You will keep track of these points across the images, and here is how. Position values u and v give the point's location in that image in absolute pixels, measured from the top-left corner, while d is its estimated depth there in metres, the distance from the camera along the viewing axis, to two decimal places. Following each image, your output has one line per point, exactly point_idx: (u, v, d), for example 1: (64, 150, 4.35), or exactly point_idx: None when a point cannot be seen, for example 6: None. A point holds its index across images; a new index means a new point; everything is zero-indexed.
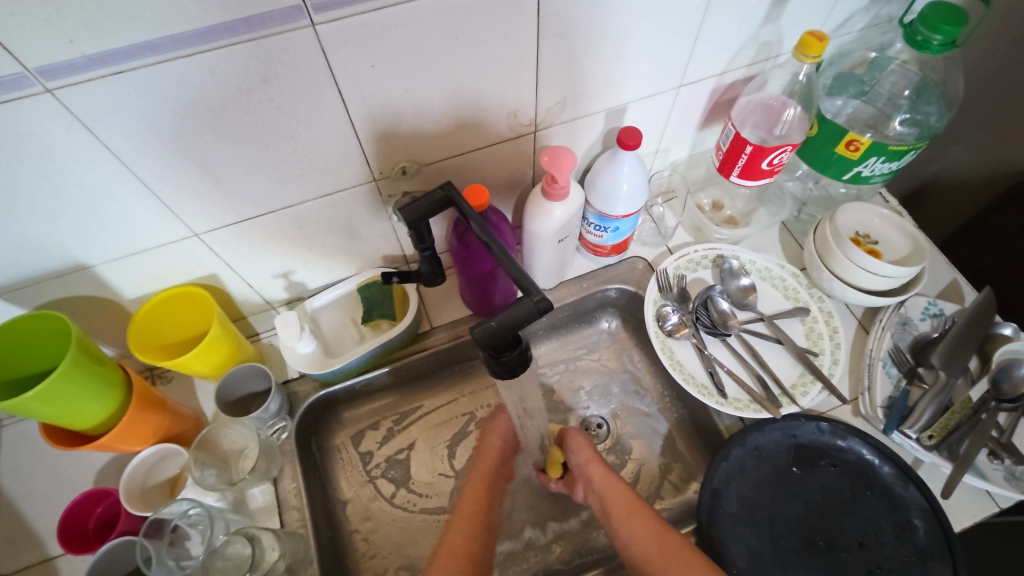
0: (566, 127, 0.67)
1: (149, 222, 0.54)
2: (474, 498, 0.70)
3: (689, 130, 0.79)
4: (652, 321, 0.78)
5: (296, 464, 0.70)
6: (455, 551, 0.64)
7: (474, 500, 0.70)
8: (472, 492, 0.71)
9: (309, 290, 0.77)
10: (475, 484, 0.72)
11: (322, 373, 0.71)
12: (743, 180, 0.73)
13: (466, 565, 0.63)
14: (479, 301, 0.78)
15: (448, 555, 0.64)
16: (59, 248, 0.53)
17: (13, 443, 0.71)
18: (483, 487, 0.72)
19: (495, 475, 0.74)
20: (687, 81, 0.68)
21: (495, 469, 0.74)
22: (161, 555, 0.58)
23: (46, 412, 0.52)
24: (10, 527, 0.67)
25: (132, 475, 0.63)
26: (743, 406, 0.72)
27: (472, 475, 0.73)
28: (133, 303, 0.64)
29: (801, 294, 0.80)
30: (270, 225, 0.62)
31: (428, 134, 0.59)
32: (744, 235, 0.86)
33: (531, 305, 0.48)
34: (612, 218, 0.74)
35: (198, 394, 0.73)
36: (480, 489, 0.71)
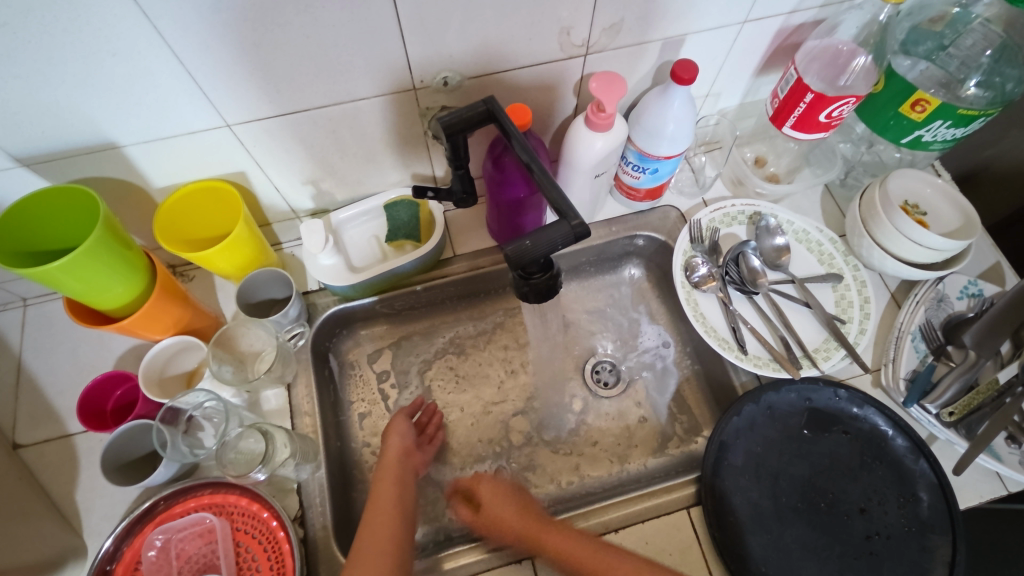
0: (619, 54, 0.63)
1: (180, 105, 0.53)
2: (388, 476, 0.63)
3: (743, 75, 0.75)
4: (680, 270, 0.76)
5: (310, 373, 0.71)
6: (382, 545, 0.55)
7: (389, 500, 0.61)
8: (387, 489, 0.62)
9: (335, 204, 0.76)
10: (385, 480, 0.63)
11: (343, 285, 0.71)
12: (796, 132, 0.69)
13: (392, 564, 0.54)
14: (504, 232, 0.76)
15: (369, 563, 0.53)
16: (90, 121, 0.52)
17: (37, 322, 0.73)
18: (396, 483, 0.63)
19: (403, 470, 0.65)
20: (753, 16, 0.64)
21: (402, 463, 0.66)
22: (176, 440, 0.61)
23: (71, 286, 0.52)
24: (31, 401, 0.69)
25: (150, 363, 0.64)
26: (762, 364, 0.71)
27: (381, 476, 0.64)
28: (160, 194, 0.63)
29: (836, 261, 0.77)
30: (300, 125, 0.60)
31: (474, 42, 0.56)
32: (786, 193, 0.83)
33: (567, 229, 0.47)
34: (652, 158, 0.71)
35: (219, 294, 0.73)
36: (393, 483, 0.63)
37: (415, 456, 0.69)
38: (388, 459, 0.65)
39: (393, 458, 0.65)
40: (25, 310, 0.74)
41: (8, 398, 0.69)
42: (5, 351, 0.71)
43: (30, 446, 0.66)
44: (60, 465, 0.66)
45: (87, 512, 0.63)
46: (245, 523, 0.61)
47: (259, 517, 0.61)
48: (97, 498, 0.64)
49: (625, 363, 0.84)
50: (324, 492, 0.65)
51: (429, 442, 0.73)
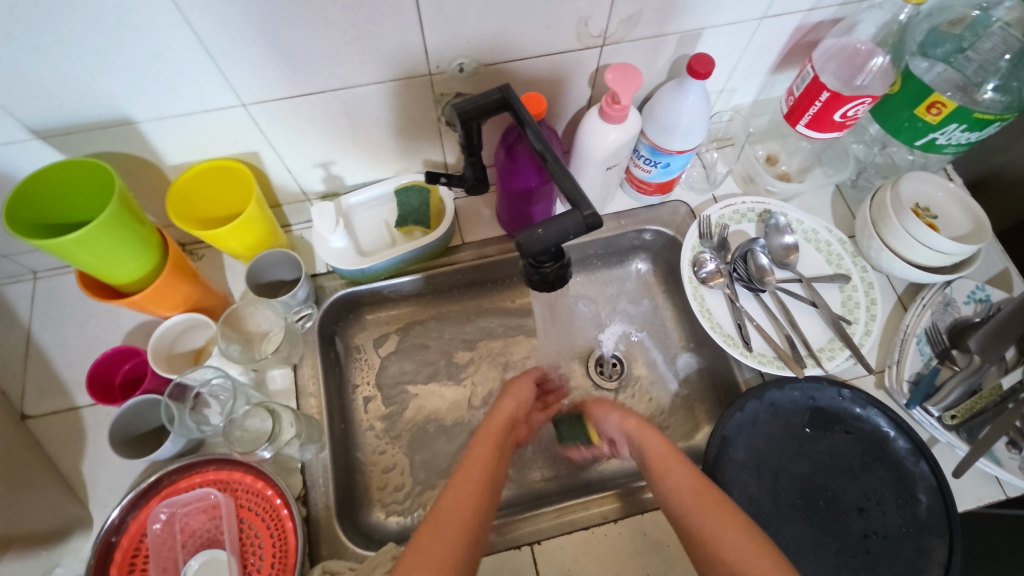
0: (634, 46, 0.63)
1: (197, 83, 0.53)
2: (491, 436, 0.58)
3: (760, 72, 0.74)
4: (688, 265, 0.76)
5: (316, 355, 0.71)
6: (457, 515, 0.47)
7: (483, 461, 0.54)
8: (482, 452, 0.56)
9: (346, 187, 0.76)
10: (485, 443, 0.57)
11: (351, 268, 0.71)
12: (810, 131, 0.69)
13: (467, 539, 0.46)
14: (514, 221, 0.76)
15: (441, 528, 0.46)
16: (107, 97, 0.52)
17: (46, 296, 0.73)
18: (494, 446, 0.57)
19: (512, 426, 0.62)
20: (772, 13, 0.64)
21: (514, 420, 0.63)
22: (184, 416, 0.61)
23: (84, 259, 0.52)
24: (40, 373, 0.69)
25: (159, 339, 0.64)
26: (767, 361, 0.71)
27: (479, 436, 0.58)
28: (173, 171, 0.63)
29: (844, 261, 0.77)
30: (316, 107, 0.60)
31: (492, 30, 0.56)
32: (796, 192, 0.82)
33: (579, 218, 0.47)
34: (665, 153, 0.71)
35: (228, 273, 0.74)
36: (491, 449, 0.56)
37: (519, 420, 0.66)
38: (496, 421, 0.61)
39: (505, 415, 0.62)
40: (34, 284, 0.74)
41: (17, 369, 0.69)
42: (15, 322, 0.72)
43: (38, 417, 0.67)
44: (67, 437, 0.66)
45: (94, 484, 0.64)
46: (249, 500, 0.62)
47: (263, 495, 0.62)
48: (103, 471, 0.65)
49: (629, 355, 0.84)
50: (327, 473, 0.65)
51: (545, 407, 0.74)
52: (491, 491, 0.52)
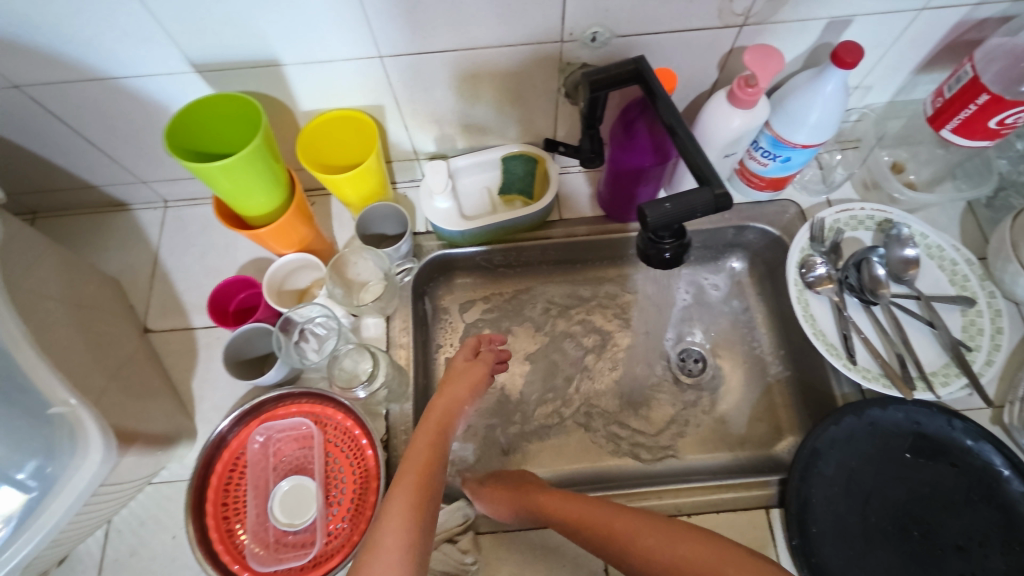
0: (775, 29, 0.60)
1: (342, 31, 0.55)
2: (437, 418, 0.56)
3: (903, 70, 0.69)
4: (795, 267, 0.72)
5: (409, 309, 0.73)
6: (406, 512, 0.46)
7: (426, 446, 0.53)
8: (423, 441, 0.53)
9: (454, 151, 0.77)
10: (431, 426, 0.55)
11: (454, 229, 0.72)
12: (956, 137, 0.64)
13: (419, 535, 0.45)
14: (616, 200, 0.75)
15: (393, 524, 0.45)
16: (262, 38, 0.55)
17: (173, 224, 0.79)
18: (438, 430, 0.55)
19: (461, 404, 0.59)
20: (934, 4, 0.59)
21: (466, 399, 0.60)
22: (288, 348, 0.65)
23: (224, 188, 0.56)
24: (162, 293, 0.75)
25: (274, 274, 0.68)
26: (872, 377, 0.67)
27: (425, 420, 0.56)
28: (303, 117, 0.67)
29: (971, 283, 0.71)
30: (443, 65, 0.61)
31: (633, 0, 0.55)
32: (922, 204, 0.77)
33: (710, 196, 0.46)
34: (787, 146, 0.67)
35: (336, 221, 0.77)
36: (435, 433, 0.55)
37: (474, 408, 0.61)
38: (439, 407, 0.58)
39: (453, 397, 0.59)
40: (164, 212, 0.80)
41: (144, 287, 0.76)
42: (145, 244, 0.78)
43: (158, 332, 0.73)
44: (182, 354, 0.72)
45: (201, 399, 0.69)
46: (337, 436, 0.65)
47: (351, 433, 0.64)
48: (210, 389, 0.70)
49: (714, 353, 0.81)
50: (410, 423, 0.67)
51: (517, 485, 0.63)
52: (436, 474, 0.51)
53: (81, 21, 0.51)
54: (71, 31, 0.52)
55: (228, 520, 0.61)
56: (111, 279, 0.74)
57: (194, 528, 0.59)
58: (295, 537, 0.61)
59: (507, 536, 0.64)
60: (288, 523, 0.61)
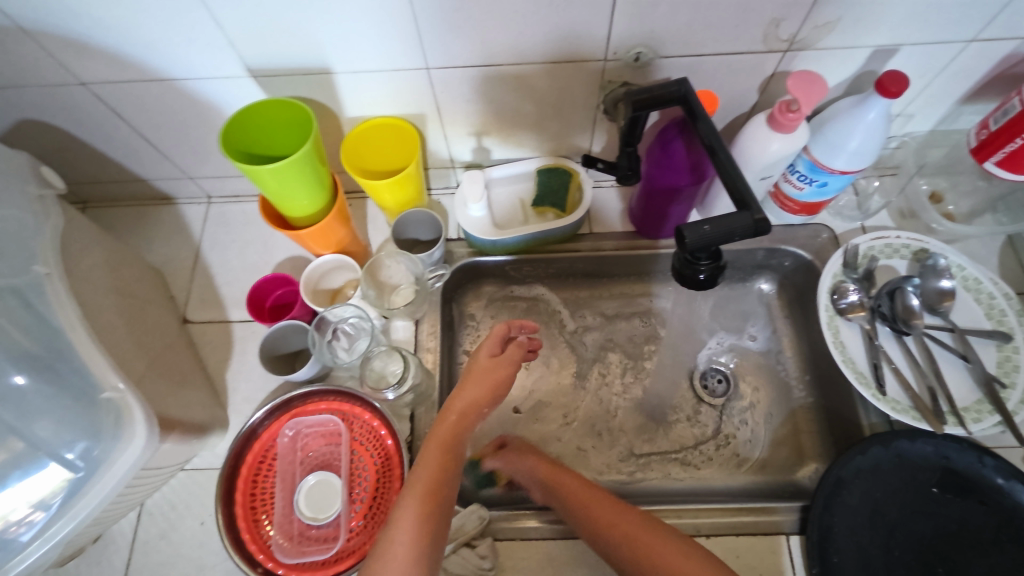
0: (819, 56, 0.60)
1: (393, 43, 0.57)
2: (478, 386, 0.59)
3: (947, 100, 0.69)
4: (827, 293, 0.72)
5: (438, 313, 0.74)
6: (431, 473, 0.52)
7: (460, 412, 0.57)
8: (456, 410, 0.57)
9: (490, 161, 0.79)
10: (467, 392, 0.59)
11: (488, 239, 0.74)
12: (1000, 170, 0.63)
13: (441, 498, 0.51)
14: (647, 217, 0.75)
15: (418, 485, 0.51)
16: (316, 47, 0.57)
17: (216, 219, 0.82)
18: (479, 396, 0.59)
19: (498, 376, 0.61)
20: (983, 37, 0.59)
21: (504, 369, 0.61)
22: (321, 346, 0.67)
23: (271, 189, 0.58)
24: (202, 286, 0.78)
25: (311, 273, 0.70)
26: (901, 409, 0.66)
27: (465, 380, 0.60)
28: (347, 123, 0.69)
29: (1008, 319, 0.69)
30: (487, 78, 0.63)
31: (679, 23, 0.56)
32: (960, 236, 0.76)
33: (749, 220, 0.46)
34: (824, 171, 0.67)
35: (371, 224, 0.79)
36: (473, 399, 0.58)
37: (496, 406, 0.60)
38: (478, 374, 0.60)
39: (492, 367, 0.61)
40: (208, 207, 0.83)
41: (185, 279, 0.78)
42: (188, 238, 0.81)
43: (196, 323, 0.76)
44: (218, 346, 0.74)
45: (234, 391, 0.72)
46: (363, 434, 0.66)
47: (376, 432, 0.66)
48: (244, 381, 0.72)
49: (738, 374, 0.81)
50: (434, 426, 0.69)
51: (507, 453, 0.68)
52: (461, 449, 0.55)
53: (149, 25, 0.54)
54: (139, 34, 0.55)
55: (255, 511, 0.63)
56: (155, 269, 0.77)
57: (223, 515, 0.61)
58: (318, 531, 0.62)
59: (524, 545, 0.65)
60: (313, 517, 0.63)
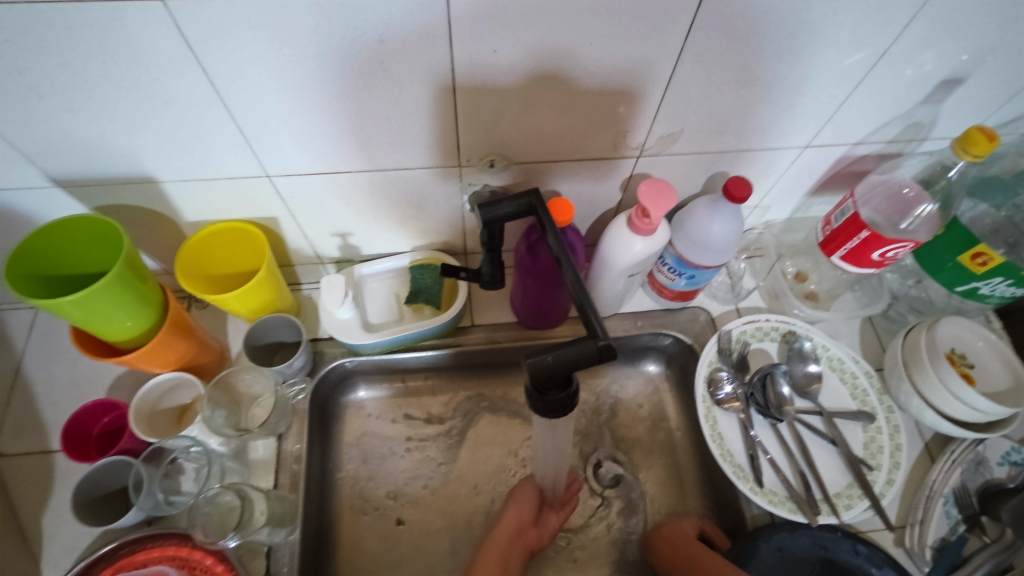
0: (672, 160, 0.62)
1: (228, 152, 0.52)
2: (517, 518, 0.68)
3: (797, 193, 0.73)
4: (703, 384, 0.72)
5: (304, 425, 0.68)
6: None
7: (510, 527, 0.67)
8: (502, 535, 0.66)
9: (361, 256, 0.75)
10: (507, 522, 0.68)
11: (353, 343, 0.68)
12: (845, 263, 0.66)
13: None
14: (527, 311, 0.74)
15: None
16: (134, 158, 0.51)
17: (43, 328, 0.72)
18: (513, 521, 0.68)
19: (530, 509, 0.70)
20: (816, 142, 0.63)
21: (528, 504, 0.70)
22: (152, 484, 0.58)
23: (79, 318, 0.50)
24: (19, 409, 0.67)
25: (145, 396, 0.62)
26: (778, 502, 0.66)
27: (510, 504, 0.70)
28: (190, 228, 0.62)
29: (870, 398, 0.72)
30: (341, 184, 0.59)
31: (527, 133, 0.55)
32: (823, 316, 0.79)
33: (592, 347, 0.44)
34: (690, 266, 0.68)
35: (228, 328, 0.72)
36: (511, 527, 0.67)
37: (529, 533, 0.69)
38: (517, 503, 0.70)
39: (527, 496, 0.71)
40: (35, 314, 0.73)
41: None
42: (7, 351, 0.71)
43: (9, 456, 0.65)
44: (34, 482, 0.64)
45: (50, 540, 0.61)
46: None
47: None
48: (63, 525, 0.61)
49: (631, 464, 0.77)
50: (294, 560, 0.61)
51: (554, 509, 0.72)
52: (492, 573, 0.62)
53: None
54: None
55: None
56: None
57: None
58: None
59: None
60: None
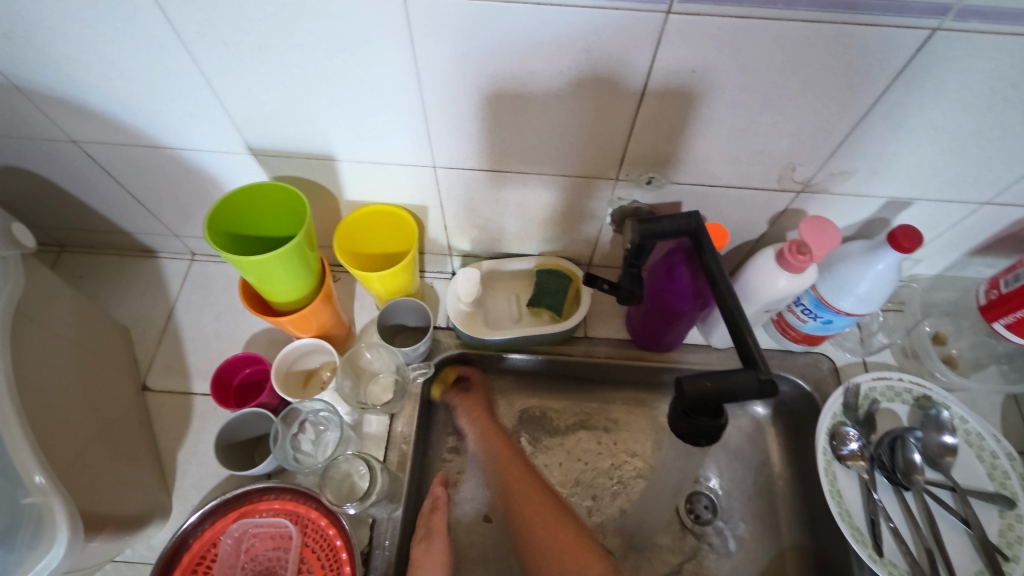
0: (833, 200, 0.60)
1: (406, 140, 0.55)
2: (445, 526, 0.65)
3: (955, 251, 0.68)
4: (825, 435, 0.68)
5: (414, 409, 0.69)
6: None
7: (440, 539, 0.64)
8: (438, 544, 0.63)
9: (488, 254, 0.76)
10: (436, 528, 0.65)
11: (475, 337, 0.70)
12: (1010, 333, 0.61)
13: None
14: (645, 332, 0.73)
15: None
16: (323, 135, 0.55)
17: (196, 279, 0.79)
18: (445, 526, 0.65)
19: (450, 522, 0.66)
20: (997, 200, 0.58)
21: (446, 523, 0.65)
22: (284, 441, 0.62)
23: (256, 277, 0.55)
24: (170, 350, 0.73)
25: (285, 356, 0.66)
26: (897, 574, 0.61)
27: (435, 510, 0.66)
28: (346, 206, 0.66)
29: (1011, 483, 0.65)
30: (496, 182, 0.61)
31: (693, 155, 0.55)
32: (963, 386, 0.73)
33: (754, 380, 0.43)
34: (829, 309, 0.65)
35: (357, 304, 0.76)
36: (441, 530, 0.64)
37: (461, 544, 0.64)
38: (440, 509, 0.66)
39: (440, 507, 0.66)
40: (190, 266, 0.80)
41: (153, 341, 0.74)
42: (164, 295, 0.77)
43: (156, 392, 0.71)
44: (174, 420, 0.69)
45: (183, 475, 0.66)
46: (317, 541, 0.61)
47: (330, 540, 0.60)
48: (195, 463, 0.66)
49: (728, 506, 0.75)
50: (396, 537, 0.63)
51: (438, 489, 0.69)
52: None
53: (150, 98, 0.52)
54: (140, 105, 0.53)
55: None
56: (122, 328, 0.72)
57: None
58: None
59: None
60: None
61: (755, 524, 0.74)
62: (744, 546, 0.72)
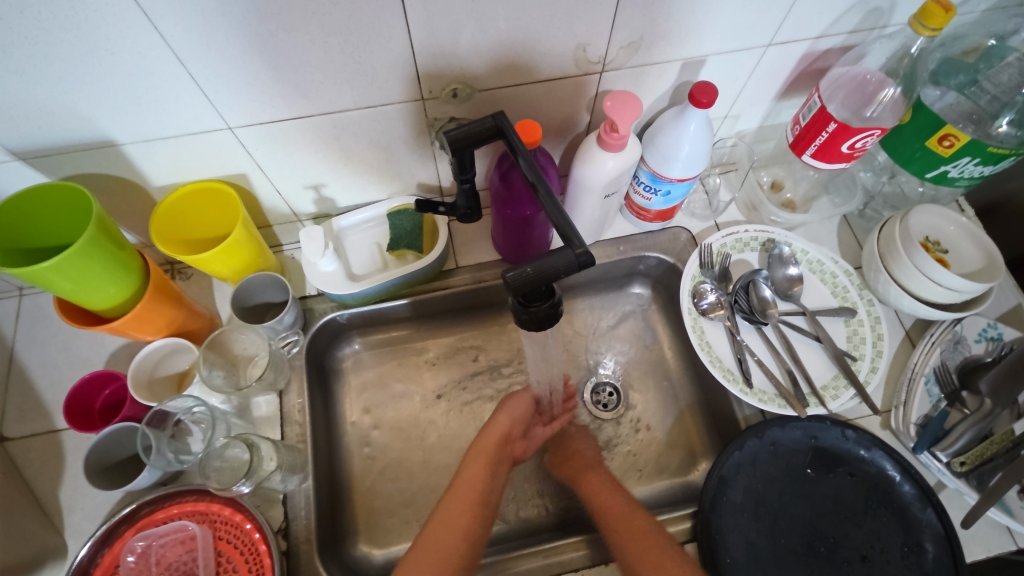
0: (635, 72, 0.62)
1: (183, 104, 0.51)
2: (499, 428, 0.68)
3: (764, 99, 0.73)
4: (687, 296, 0.74)
5: (303, 380, 0.69)
6: (464, 500, 0.61)
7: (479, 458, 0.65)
8: (474, 468, 0.64)
9: (338, 210, 0.75)
10: (482, 455, 0.65)
11: (339, 293, 0.69)
12: (817, 161, 0.67)
13: (468, 519, 0.59)
14: (508, 245, 0.75)
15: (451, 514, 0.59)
16: (88, 118, 0.50)
17: (30, 313, 0.72)
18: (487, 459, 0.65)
19: (498, 453, 0.66)
20: (778, 40, 0.62)
21: (506, 436, 0.68)
22: (160, 445, 0.60)
23: (62, 288, 0.51)
24: (20, 394, 0.68)
25: (141, 364, 0.63)
26: (768, 400, 0.68)
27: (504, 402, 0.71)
28: (160, 193, 0.62)
29: (850, 294, 0.74)
30: (307, 131, 0.58)
31: (487, 57, 0.55)
32: (801, 222, 0.80)
33: (570, 257, 0.45)
34: (664, 180, 0.68)
35: (215, 294, 0.72)
36: (487, 457, 0.65)
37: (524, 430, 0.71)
38: (490, 434, 0.67)
39: (499, 428, 0.68)
40: (19, 302, 0.73)
41: None
42: None
43: (17, 439, 0.66)
44: (46, 460, 0.65)
45: (70, 511, 0.63)
46: (228, 531, 0.60)
47: (241, 528, 0.60)
48: (80, 497, 0.63)
49: (627, 385, 0.80)
50: (310, 505, 0.63)
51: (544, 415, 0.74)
52: (492, 469, 0.64)
53: None
54: None
55: None
56: None
57: None
58: None
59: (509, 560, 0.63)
60: None
61: (654, 394, 0.79)
62: (648, 416, 0.78)
